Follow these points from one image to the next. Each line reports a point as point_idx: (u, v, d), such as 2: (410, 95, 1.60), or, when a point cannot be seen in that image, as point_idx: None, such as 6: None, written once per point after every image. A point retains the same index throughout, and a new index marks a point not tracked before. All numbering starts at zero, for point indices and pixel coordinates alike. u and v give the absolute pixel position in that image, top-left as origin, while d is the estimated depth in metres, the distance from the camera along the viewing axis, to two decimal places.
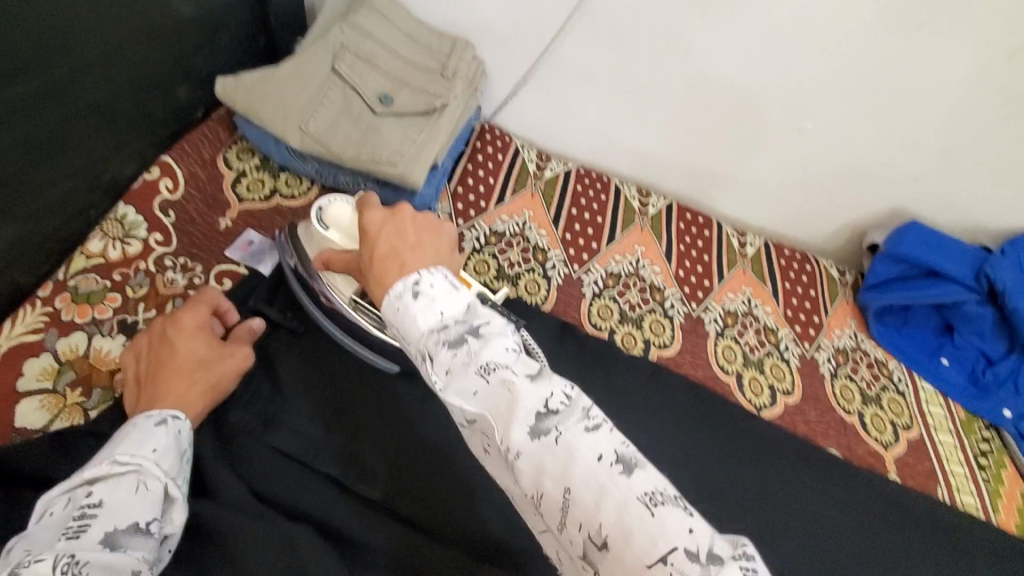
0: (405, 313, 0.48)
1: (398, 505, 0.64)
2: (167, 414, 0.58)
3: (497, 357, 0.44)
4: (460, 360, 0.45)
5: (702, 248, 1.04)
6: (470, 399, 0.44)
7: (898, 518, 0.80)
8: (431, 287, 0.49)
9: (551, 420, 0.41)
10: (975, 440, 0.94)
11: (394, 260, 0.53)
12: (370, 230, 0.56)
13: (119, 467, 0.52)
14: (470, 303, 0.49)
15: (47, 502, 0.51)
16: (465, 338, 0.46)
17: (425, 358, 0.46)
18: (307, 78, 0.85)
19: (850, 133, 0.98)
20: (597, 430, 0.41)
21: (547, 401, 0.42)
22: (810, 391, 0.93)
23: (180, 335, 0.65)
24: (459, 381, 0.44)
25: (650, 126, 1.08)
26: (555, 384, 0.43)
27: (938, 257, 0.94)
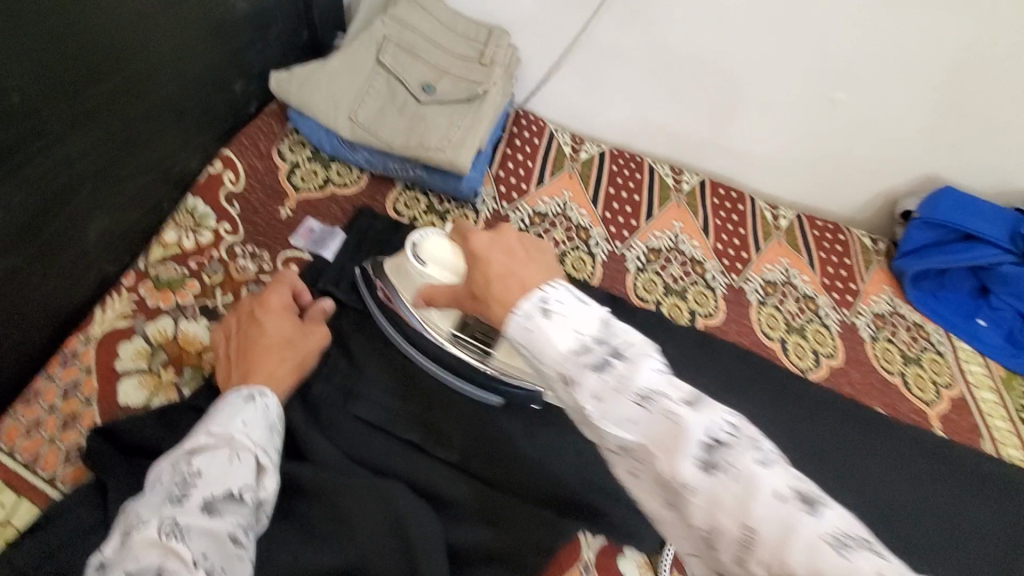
0: (538, 334, 0.42)
1: (473, 465, 0.66)
2: (255, 391, 0.59)
3: (652, 384, 0.39)
4: (611, 386, 0.40)
5: (738, 221, 1.06)
6: (628, 428, 0.39)
7: (946, 470, 0.81)
8: (559, 303, 0.43)
9: (720, 453, 0.37)
10: (1016, 396, 0.95)
11: (511, 280, 0.45)
12: (477, 251, 0.48)
13: (213, 438, 0.53)
14: (604, 318, 0.43)
15: (155, 467, 0.53)
16: (611, 361, 0.40)
17: (570, 384, 0.41)
18: (356, 73, 0.92)
19: (879, 100, 1.01)
20: (772, 465, 0.37)
21: (711, 431, 0.38)
22: (852, 354, 0.93)
23: (268, 318, 0.67)
24: (615, 409, 0.39)
25: (682, 102, 1.10)
26: (715, 414, 0.39)
27: (972, 221, 0.98)
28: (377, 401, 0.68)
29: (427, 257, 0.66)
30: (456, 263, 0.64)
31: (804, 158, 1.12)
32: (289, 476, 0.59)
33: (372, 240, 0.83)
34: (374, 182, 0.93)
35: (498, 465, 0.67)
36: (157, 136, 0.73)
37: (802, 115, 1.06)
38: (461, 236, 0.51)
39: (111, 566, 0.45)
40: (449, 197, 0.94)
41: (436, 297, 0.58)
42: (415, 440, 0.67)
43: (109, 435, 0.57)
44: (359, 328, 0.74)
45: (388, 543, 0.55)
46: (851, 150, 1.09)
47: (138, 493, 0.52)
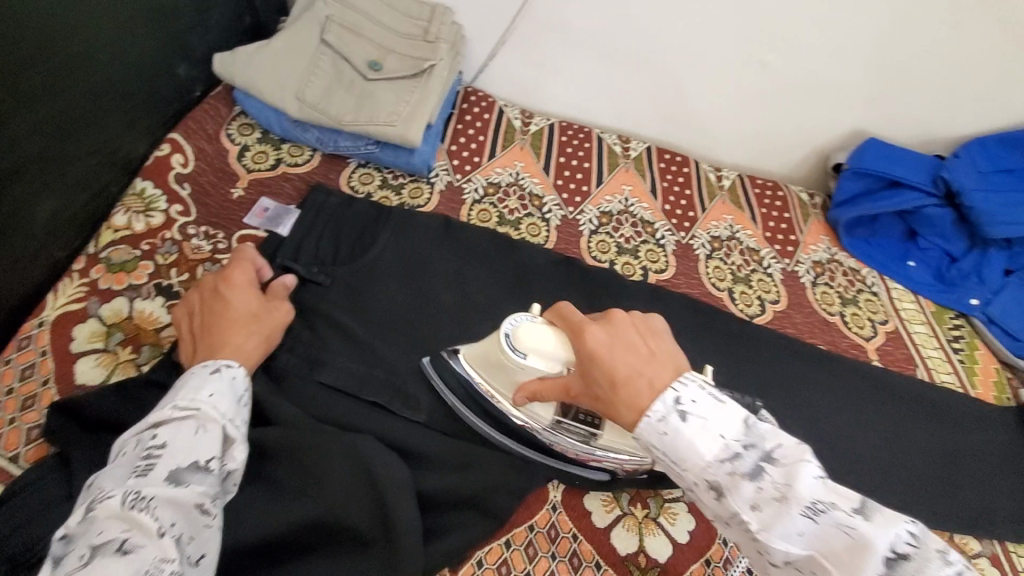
0: (680, 440, 0.47)
1: (441, 420, 0.69)
2: (221, 363, 0.59)
3: (817, 493, 0.43)
4: (770, 495, 0.44)
5: (684, 183, 1.11)
6: (795, 540, 0.43)
7: (884, 397, 0.88)
8: (694, 404, 0.48)
9: (905, 567, 0.40)
10: (947, 328, 1.02)
11: (638, 380, 0.50)
12: (597, 350, 0.53)
13: (179, 411, 0.53)
14: (746, 422, 0.48)
15: (119, 442, 0.53)
16: (764, 467, 0.45)
17: (719, 488, 0.45)
18: (301, 53, 0.93)
19: (808, 60, 1.07)
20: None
21: (895, 544, 0.41)
22: (795, 298, 0.99)
23: (231, 293, 0.67)
24: (780, 523, 0.43)
25: (625, 72, 1.14)
26: (890, 523, 0.42)
27: (896, 168, 1.06)
28: (341, 367, 0.70)
29: (524, 348, 0.61)
30: (561, 353, 0.59)
31: (743, 120, 1.17)
32: (256, 441, 0.60)
33: (330, 215, 0.84)
34: (327, 160, 0.94)
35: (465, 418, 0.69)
36: (102, 120, 0.72)
37: (738, 78, 1.11)
38: (575, 331, 0.56)
39: (72, 541, 0.44)
40: (403, 173, 0.96)
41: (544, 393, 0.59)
42: (381, 401, 0.68)
43: (69, 411, 0.57)
44: (319, 299, 0.75)
45: (360, 493, 0.57)
46: (785, 110, 1.15)
47: (102, 468, 0.51)
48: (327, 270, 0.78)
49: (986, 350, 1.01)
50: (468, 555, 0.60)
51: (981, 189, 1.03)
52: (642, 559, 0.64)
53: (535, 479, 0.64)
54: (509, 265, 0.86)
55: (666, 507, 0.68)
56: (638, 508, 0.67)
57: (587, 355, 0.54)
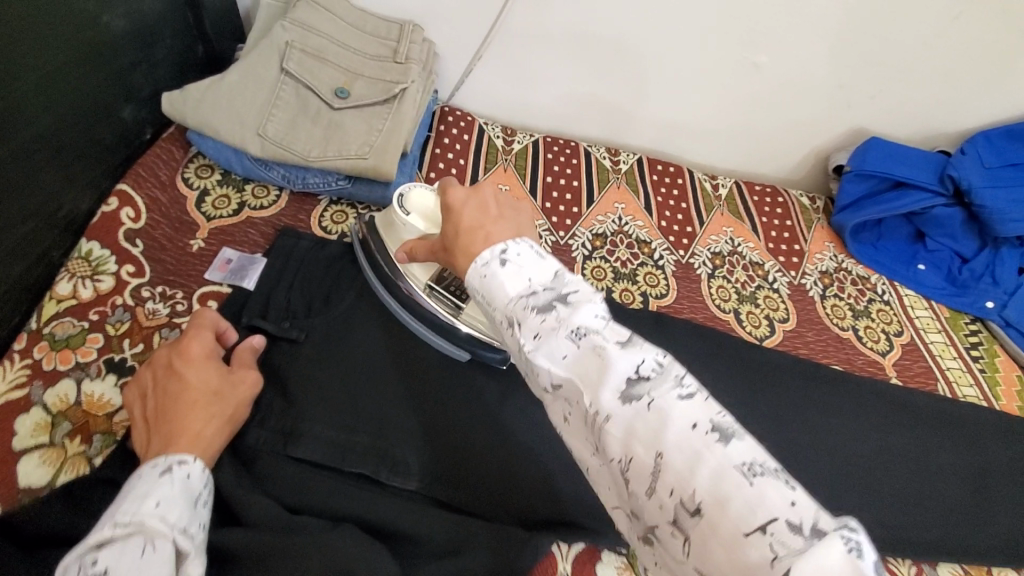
0: (491, 280, 0.44)
1: (434, 490, 0.62)
2: (173, 460, 0.52)
3: (587, 322, 0.39)
4: (548, 324, 0.40)
5: (679, 196, 1.05)
6: (558, 363, 0.39)
7: (908, 419, 0.82)
8: (517, 255, 0.45)
9: (643, 386, 0.36)
10: (964, 335, 0.97)
11: (478, 233, 0.48)
12: (452, 205, 0.51)
13: (121, 529, 0.45)
14: (558, 270, 0.44)
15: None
16: (554, 305, 0.41)
17: (512, 323, 0.41)
18: (260, 85, 0.86)
19: (802, 59, 1.01)
20: (694, 399, 0.35)
21: (639, 367, 0.37)
22: (805, 315, 0.93)
23: (189, 368, 0.60)
24: (548, 345, 0.39)
25: (610, 81, 1.07)
26: (647, 351, 0.38)
27: (901, 168, 1.01)
28: (318, 439, 0.63)
29: (410, 208, 0.72)
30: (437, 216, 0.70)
31: (736, 125, 1.12)
32: (220, 543, 0.53)
33: (300, 261, 0.77)
34: (296, 199, 0.87)
35: (461, 486, 0.63)
36: (35, 180, 0.65)
37: (729, 82, 1.05)
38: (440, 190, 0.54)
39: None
40: (379, 207, 0.89)
41: (415, 249, 0.62)
42: (368, 472, 0.62)
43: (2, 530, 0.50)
44: (292, 360, 0.68)
45: None
46: (781, 112, 1.09)
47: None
48: (300, 324, 0.71)
49: (1006, 356, 0.96)
50: None
51: (989, 186, 0.98)
52: None
53: (539, 551, 0.58)
54: None
55: None
56: None
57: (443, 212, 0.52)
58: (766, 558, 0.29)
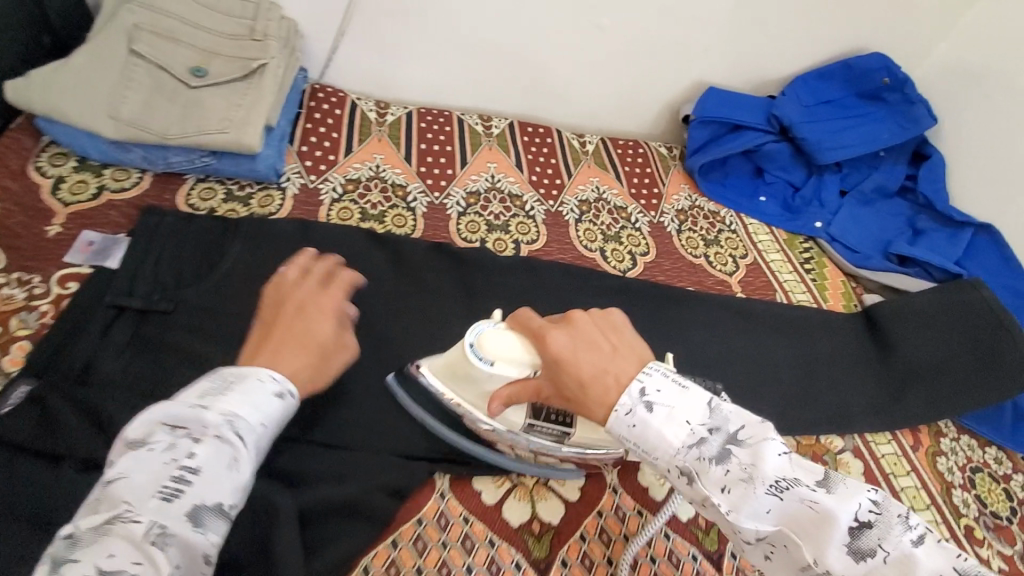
0: (648, 432, 0.51)
1: (316, 431, 0.67)
2: (285, 388, 0.58)
3: (783, 472, 0.47)
4: (737, 476, 0.47)
5: (548, 153, 1.13)
6: (764, 518, 0.46)
7: (747, 324, 0.94)
8: (659, 393, 0.52)
9: (870, 536, 0.43)
10: (799, 252, 1.10)
11: (605, 377, 0.54)
12: (563, 355, 0.56)
13: (219, 437, 0.51)
14: (710, 406, 0.51)
15: (153, 426, 0.51)
16: (730, 450, 0.49)
17: (694, 476, 0.49)
18: (107, 67, 0.84)
19: (641, 19, 1.11)
20: (922, 542, 0.43)
21: (858, 514, 0.44)
22: (663, 248, 1.04)
23: (312, 316, 0.67)
24: (748, 504, 0.46)
25: (474, 51, 1.13)
26: (856, 497, 0.45)
27: (735, 112, 1.14)
28: None
29: (492, 355, 0.62)
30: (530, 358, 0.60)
31: (596, 84, 1.21)
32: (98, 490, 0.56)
33: (167, 237, 0.77)
34: (160, 180, 0.86)
35: (342, 426, 0.68)
36: None
37: (581, 45, 1.14)
38: (541, 336, 0.59)
39: (85, 543, 0.44)
40: (249, 182, 0.90)
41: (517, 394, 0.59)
42: None
43: None
44: (163, 329, 0.70)
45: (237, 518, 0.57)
46: (632, 70, 1.19)
47: (125, 446, 0.50)
48: (170, 296, 0.72)
49: (833, 265, 1.09)
50: (352, 566, 0.59)
51: (806, 121, 1.14)
52: (536, 525, 0.66)
53: (414, 473, 0.65)
54: (375, 259, 0.85)
55: None
56: (527, 477, 0.70)
57: (553, 362, 0.57)
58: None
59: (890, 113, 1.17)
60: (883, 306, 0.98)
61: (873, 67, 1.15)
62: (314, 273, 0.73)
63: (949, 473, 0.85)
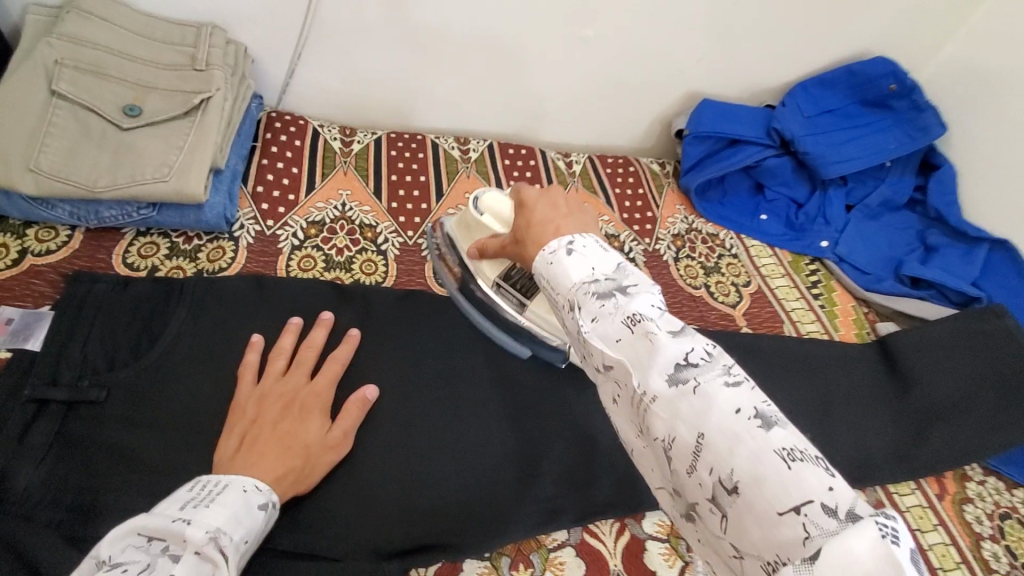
0: (557, 268, 0.48)
1: (274, 537, 0.58)
2: (269, 500, 0.53)
3: (644, 311, 0.42)
4: (607, 309, 0.43)
5: (532, 178, 1.04)
6: (613, 346, 0.42)
7: (755, 363, 0.86)
8: (583, 247, 0.48)
9: (690, 371, 0.39)
10: (806, 276, 1.02)
11: (548, 226, 0.54)
12: (527, 203, 0.58)
13: (200, 552, 0.44)
14: (619, 262, 0.47)
15: (125, 540, 0.44)
16: (613, 294, 0.44)
17: (574, 306, 0.45)
18: (23, 111, 0.74)
19: (628, 29, 1.02)
20: (739, 386, 0.38)
21: (688, 354, 0.40)
22: (660, 280, 0.95)
23: (300, 416, 0.62)
24: (605, 328, 0.43)
25: (447, 69, 1.03)
26: (695, 341, 0.41)
27: (732, 126, 1.06)
28: (125, 512, 0.55)
29: (484, 208, 0.75)
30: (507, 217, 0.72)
31: (581, 99, 1.12)
32: None
33: (99, 309, 0.67)
34: (93, 237, 0.76)
35: (306, 528, 0.59)
36: None
37: (564, 58, 1.05)
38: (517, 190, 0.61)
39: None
40: (198, 232, 0.80)
41: (486, 246, 0.70)
42: None
43: None
44: (95, 425, 0.60)
45: None
46: (620, 83, 1.10)
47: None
48: (102, 381, 0.63)
49: (842, 289, 1.02)
50: None
51: (808, 133, 1.06)
52: None
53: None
54: (342, 317, 0.76)
55: (552, 559, 0.63)
56: (520, 570, 0.62)
57: (518, 207, 0.59)
58: (799, 533, 0.32)
59: (898, 121, 1.09)
60: (900, 337, 0.90)
61: (877, 73, 1.07)
62: (306, 356, 0.68)
63: (978, 523, 0.78)
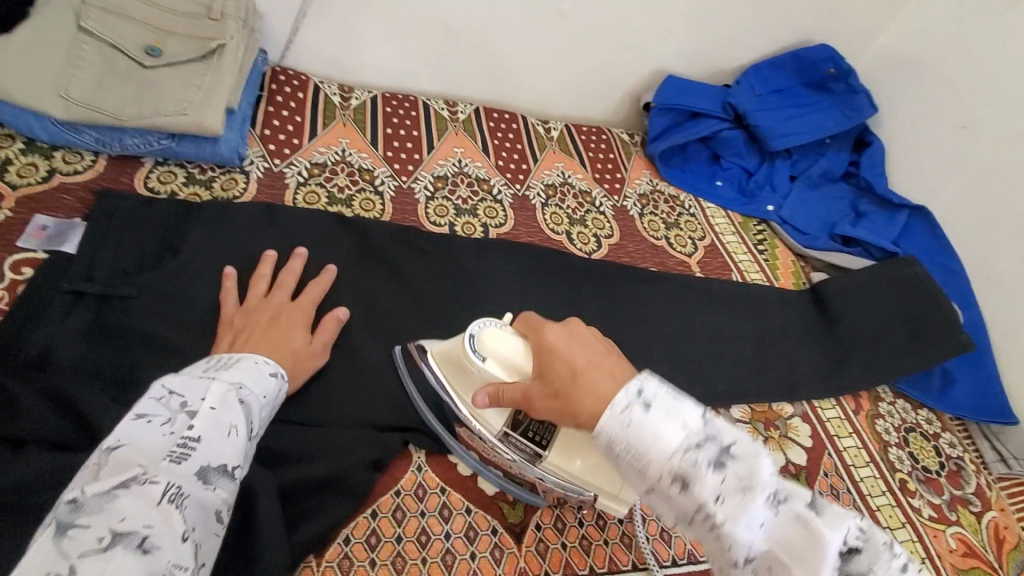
0: (644, 431, 0.49)
1: (288, 410, 0.68)
2: (273, 370, 0.63)
3: (776, 487, 0.48)
4: (733, 487, 0.47)
5: (514, 139, 1.14)
6: (757, 532, 0.47)
7: (706, 301, 0.99)
8: (658, 399, 0.50)
9: (854, 559, 0.45)
10: (753, 234, 1.16)
11: (598, 369, 0.54)
12: (557, 346, 0.57)
13: (216, 408, 0.53)
14: (703, 415, 0.50)
15: (148, 401, 0.51)
16: (726, 462, 0.48)
17: (686, 478, 0.48)
18: (52, 43, 0.80)
19: (602, 7, 1.14)
20: (902, 566, 0.46)
21: (844, 537, 0.46)
22: (626, 230, 1.07)
23: (287, 326, 0.70)
24: (747, 516, 0.46)
25: (439, 35, 1.13)
26: (834, 514, 0.47)
27: (693, 101, 1.19)
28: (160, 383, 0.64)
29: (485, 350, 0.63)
30: (519, 362, 0.61)
31: (559, 70, 1.23)
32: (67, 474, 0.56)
33: (127, 221, 0.75)
34: (115, 163, 0.84)
35: (318, 407, 0.69)
36: None
37: (546, 31, 1.16)
38: (539, 329, 0.60)
39: (91, 508, 0.42)
40: (211, 165, 0.88)
41: (505, 392, 0.62)
42: None
43: None
44: (124, 314, 0.69)
45: None
46: (595, 57, 1.22)
47: (121, 423, 0.50)
48: (132, 281, 0.71)
49: (784, 246, 1.16)
50: (333, 535, 0.61)
51: (758, 109, 1.20)
52: (510, 494, 0.69)
53: (390, 445, 0.67)
54: (345, 243, 0.86)
55: None
56: None
57: (548, 350, 0.58)
58: None
59: (836, 103, 1.24)
60: (831, 283, 1.04)
61: (819, 59, 1.22)
62: (286, 280, 0.76)
63: (887, 433, 0.92)
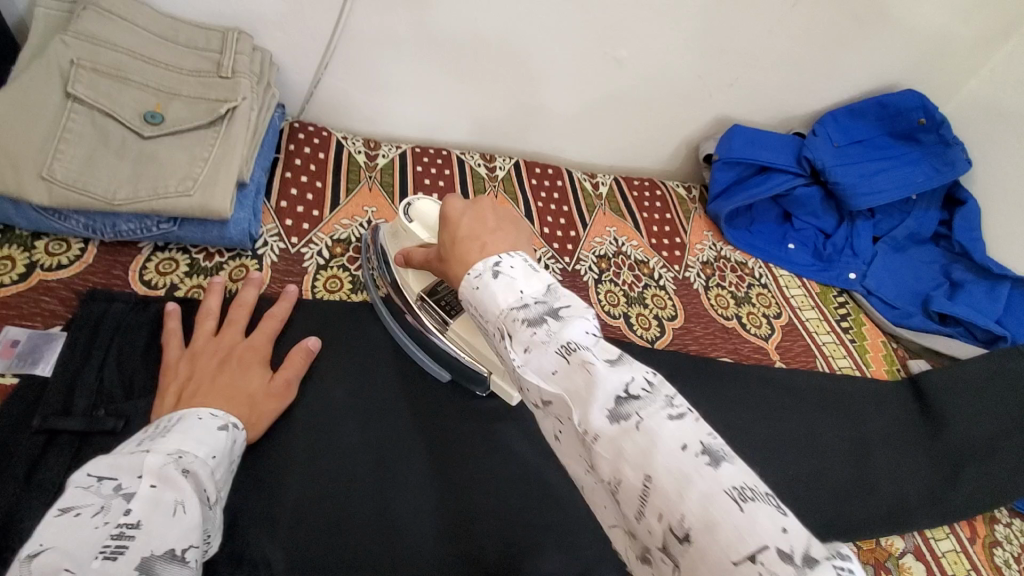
0: (483, 293, 0.44)
1: None
2: (229, 421, 0.53)
3: (578, 337, 0.39)
4: (539, 338, 0.39)
5: (560, 199, 1.01)
6: (549, 379, 0.38)
7: (790, 400, 0.85)
8: (511, 268, 0.45)
9: (631, 405, 0.35)
10: (834, 308, 1.01)
11: (474, 242, 0.49)
12: (450, 215, 0.52)
13: (158, 483, 0.42)
14: (550, 284, 0.44)
15: (74, 489, 0.41)
16: (545, 318, 0.41)
17: (504, 335, 0.42)
18: (35, 115, 0.68)
19: (662, 52, 1.00)
20: (683, 418, 0.34)
21: (628, 385, 0.36)
22: (692, 310, 0.93)
23: (240, 368, 0.62)
24: (537, 361, 0.39)
25: (476, 84, 1.00)
26: (636, 370, 0.38)
27: (764, 153, 1.04)
28: None
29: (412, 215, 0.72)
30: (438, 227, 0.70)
31: (608, 119, 1.10)
32: None
33: (116, 330, 0.64)
34: (108, 251, 0.72)
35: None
36: None
37: (597, 77, 1.02)
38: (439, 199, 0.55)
39: None
40: (218, 248, 0.75)
41: (413, 255, 0.66)
42: None
43: None
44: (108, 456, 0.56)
45: None
46: (649, 104, 1.08)
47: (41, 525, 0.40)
48: (118, 410, 0.59)
49: (871, 323, 1.00)
50: None
51: (840, 163, 1.04)
52: None
53: None
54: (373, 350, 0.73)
55: None
56: None
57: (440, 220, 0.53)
58: None
59: (926, 155, 1.08)
60: (932, 376, 0.90)
61: (908, 106, 1.07)
62: (237, 315, 0.68)
63: (1008, 566, 0.77)
